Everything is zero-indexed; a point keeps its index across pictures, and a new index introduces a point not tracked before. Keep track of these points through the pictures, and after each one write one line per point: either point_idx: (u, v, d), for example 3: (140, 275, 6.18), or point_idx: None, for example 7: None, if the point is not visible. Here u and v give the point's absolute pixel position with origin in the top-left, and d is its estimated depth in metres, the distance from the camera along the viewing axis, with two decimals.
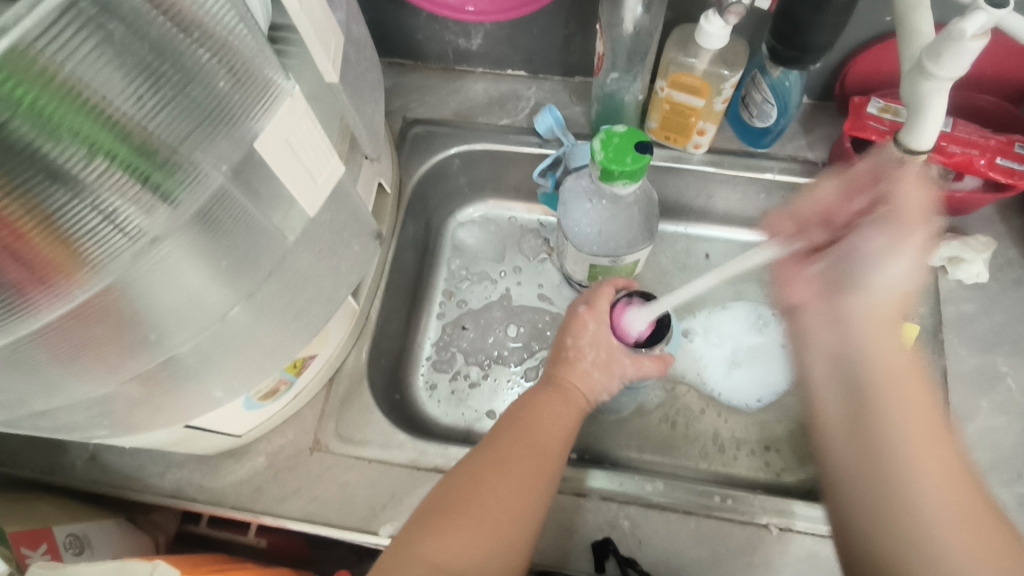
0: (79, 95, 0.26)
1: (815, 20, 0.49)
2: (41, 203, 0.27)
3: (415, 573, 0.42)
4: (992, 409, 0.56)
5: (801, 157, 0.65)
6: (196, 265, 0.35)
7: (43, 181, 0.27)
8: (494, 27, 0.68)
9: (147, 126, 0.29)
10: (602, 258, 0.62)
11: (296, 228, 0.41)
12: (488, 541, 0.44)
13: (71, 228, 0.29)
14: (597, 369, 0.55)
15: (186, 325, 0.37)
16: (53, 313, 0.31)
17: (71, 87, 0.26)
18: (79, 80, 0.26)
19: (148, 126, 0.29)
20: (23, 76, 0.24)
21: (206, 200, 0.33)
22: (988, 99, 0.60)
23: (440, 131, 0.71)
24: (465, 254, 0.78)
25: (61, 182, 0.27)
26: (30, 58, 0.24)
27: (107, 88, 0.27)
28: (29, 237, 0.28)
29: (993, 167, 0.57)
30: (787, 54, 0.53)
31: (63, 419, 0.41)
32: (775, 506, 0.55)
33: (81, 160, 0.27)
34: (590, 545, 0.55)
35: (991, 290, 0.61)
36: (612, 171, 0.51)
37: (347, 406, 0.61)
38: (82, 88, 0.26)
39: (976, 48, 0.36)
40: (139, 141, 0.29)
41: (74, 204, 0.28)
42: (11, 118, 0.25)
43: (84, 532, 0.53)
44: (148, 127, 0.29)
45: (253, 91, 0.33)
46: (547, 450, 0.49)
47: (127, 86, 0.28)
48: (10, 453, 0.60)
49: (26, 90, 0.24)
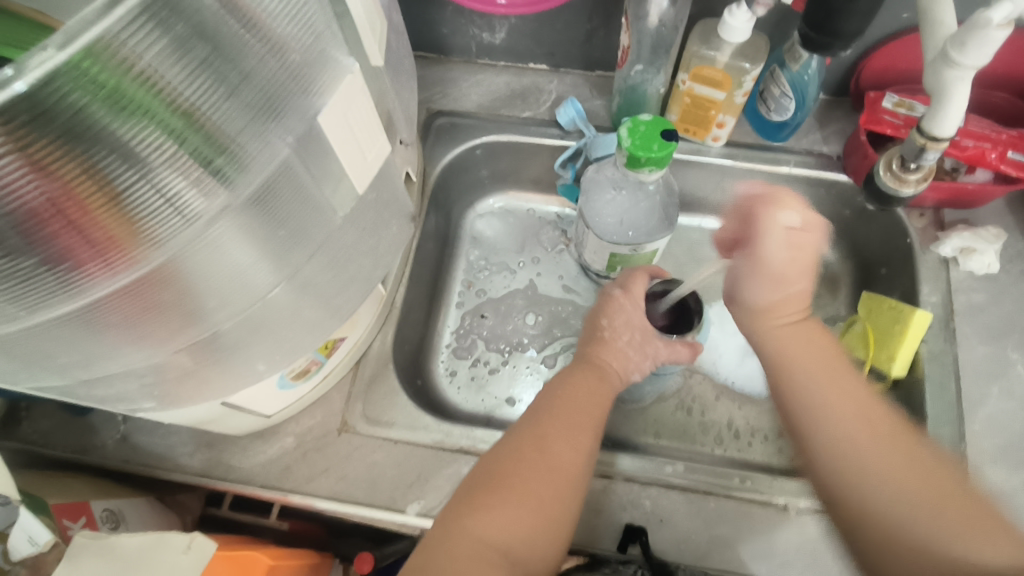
0: (152, 83, 0.28)
1: (847, 8, 0.50)
2: (110, 181, 0.28)
3: (464, 549, 0.44)
4: (1002, 394, 0.57)
5: (816, 151, 0.67)
6: (247, 243, 0.36)
7: (113, 160, 0.28)
8: (519, 21, 0.69)
9: (208, 112, 0.30)
10: (622, 246, 0.63)
11: (345, 206, 0.42)
12: (531, 518, 0.46)
13: (136, 208, 0.30)
14: (632, 350, 0.57)
15: (233, 300, 0.39)
16: (114, 284, 0.32)
17: (146, 75, 0.27)
18: (154, 69, 0.27)
19: (209, 112, 0.30)
20: (105, 65, 0.26)
21: (265, 178, 0.35)
22: (999, 96, 0.62)
23: (464, 123, 0.73)
24: (484, 245, 0.79)
25: (130, 163, 0.29)
26: (112, 49, 0.25)
27: (176, 78, 0.28)
28: (93, 213, 0.29)
29: (1004, 159, 0.59)
30: (820, 40, 0.54)
31: (114, 389, 0.42)
32: (793, 488, 0.57)
33: (150, 142, 0.29)
34: (622, 527, 0.56)
35: (1002, 280, 0.62)
36: (639, 158, 0.52)
37: (373, 389, 0.63)
38: (155, 79, 0.28)
39: (1000, 37, 0.38)
40: (203, 125, 0.30)
41: (140, 185, 0.29)
42: (91, 103, 0.26)
43: (118, 507, 0.55)
44: (209, 113, 0.30)
45: (309, 78, 0.34)
46: (583, 427, 0.51)
47: (194, 76, 0.29)
48: (42, 433, 0.61)
49: (107, 77, 0.26)
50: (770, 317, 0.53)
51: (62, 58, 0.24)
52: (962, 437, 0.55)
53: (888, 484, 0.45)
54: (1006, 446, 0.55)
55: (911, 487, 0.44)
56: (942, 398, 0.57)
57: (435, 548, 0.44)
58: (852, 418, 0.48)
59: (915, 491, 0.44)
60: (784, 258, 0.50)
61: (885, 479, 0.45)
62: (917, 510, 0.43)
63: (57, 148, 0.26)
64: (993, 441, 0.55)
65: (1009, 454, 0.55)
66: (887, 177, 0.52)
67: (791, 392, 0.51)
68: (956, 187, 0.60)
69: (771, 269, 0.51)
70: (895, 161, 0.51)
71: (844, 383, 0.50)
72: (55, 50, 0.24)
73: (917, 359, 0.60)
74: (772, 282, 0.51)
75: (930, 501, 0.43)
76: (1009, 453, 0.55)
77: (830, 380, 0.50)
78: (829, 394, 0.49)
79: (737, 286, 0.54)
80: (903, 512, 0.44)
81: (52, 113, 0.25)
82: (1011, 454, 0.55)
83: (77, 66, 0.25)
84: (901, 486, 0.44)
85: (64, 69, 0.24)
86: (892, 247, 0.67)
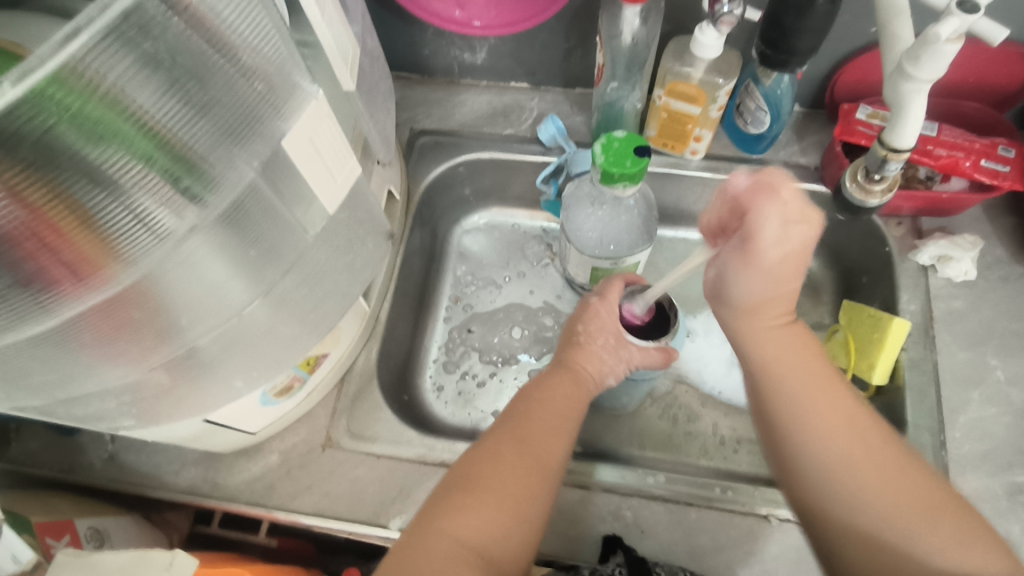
0: (121, 106, 0.29)
1: (798, 26, 0.52)
2: (80, 202, 0.29)
3: (440, 548, 0.44)
4: (982, 400, 0.57)
5: (794, 162, 0.68)
6: (220, 259, 0.37)
7: (82, 181, 0.29)
8: (498, 42, 0.71)
9: (177, 133, 0.32)
10: (603, 260, 0.65)
11: (317, 224, 0.43)
12: (507, 518, 0.46)
13: (109, 228, 0.31)
14: (607, 353, 0.57)
15: (210, 315, 0.40)
16: (89, 303, 0.33)
17: (115, 98, 0.28)
18: (121, 92, 0.28)
19: (178, 133, 0.32)
20: (74, 90, 0.27)
21: (234, 197, 0.36)
22: (971, 105, 0.63)
23: (447, 141, 0.74)
24: (470, 260, 0.80)
25: (102, 185, 0.30)
26: (79, 73, 0.27)
27: (144, 100, 0.29)
28: (66, 233, 0.30)
29: (978, 168, 0.59)
30: (775, 58, 0.56)
31: (94, 408, 0.43)
32: (774, 497, 0.57)
33: (121, 164, 0.30)
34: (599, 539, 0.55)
35: (980, 287, 0.63)
36: (612, 173, 0.53)
37: (357, 404, 0.63)
38: (122, 101, 0.29)
39: (952, 51, 0.39)
40: (173, 146, 0.32)
41: (110, 203, 0.30)
42: (60, 126, 0.27)
43: (103, 526, 0.55)
44: (178, 134, 0.32)
45: (277, 97, 0.36)
46: (558, 430, 0.52)
47: (162, 97, 0.30)
48: (29, 454, 0.62)
49: (75, 101, 0.27)
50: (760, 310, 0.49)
51: (31, 84, 0.25)
52: (943, 444, 0.55)
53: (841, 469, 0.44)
54: (987, 453, 0.55)
55: (874, 480, 0.44)
56: (922, 405, 0.57)
57: (410, 545, 0.44)
58: (826, 407, 0.46)
59: (876, 486, 0.43)
60: (776, 249, 0.44)
61: (851, 473, 0.44)
62: (894, 520, 0.42)
63: (32, 171, 0.27)
64: (973, 448, 0.55)
65: (991, 461, 0.55)
66: (853, 186, 0.53)
67: (765, 375, 0.49)
68: (932, 196, 0.61)
69: (767, 259, 0.45)
70: (860, 172, 0.52)
71: (808, 365, 0.48)
72: (21, 78, 0.25)
73: (897, 367, 0.60)
74: (760, 270, 0.46)
75: (890, 496, 0.43)
76: (991, 459, 0.55)
77: (814, 383, 0.47)
78: (795, 375, 0.48)
79: (721, 279, 0.48)
80: (847, 481, 0.44)
81: (24, 137, 0.26)
82: (992, 461, 0.55)
83: (42, 93, 0.26)
84: (862, 476, 0.44)
85: (31, 96, 0.25)
86: (871, 257, 0.68)
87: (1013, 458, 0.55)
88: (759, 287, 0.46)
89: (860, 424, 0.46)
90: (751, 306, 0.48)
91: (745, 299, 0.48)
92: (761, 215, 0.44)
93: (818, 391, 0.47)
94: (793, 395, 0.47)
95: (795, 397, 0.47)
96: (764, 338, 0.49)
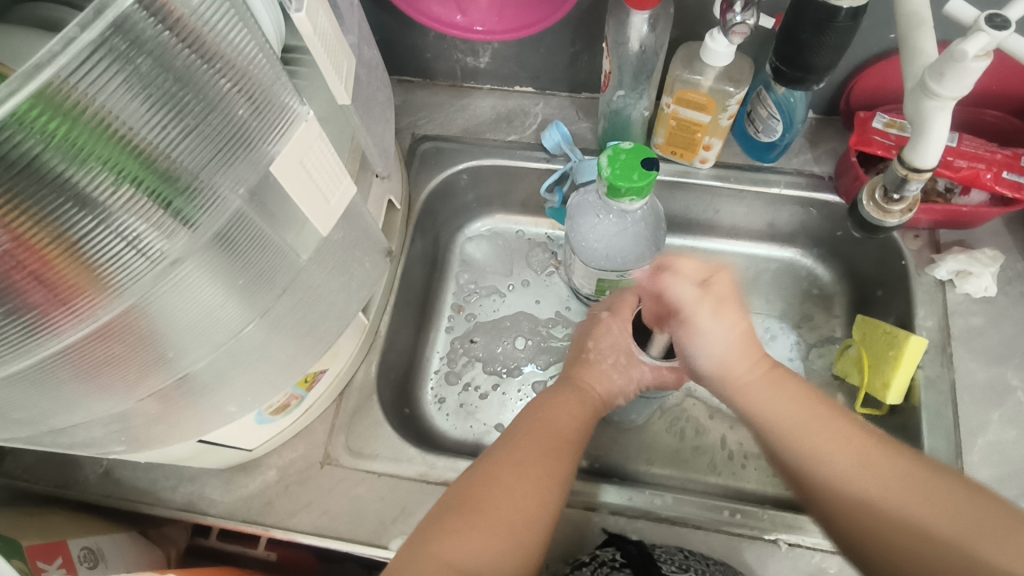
0: (108, 127, 0.27)
1: (817, 42, 0.50)
2: (66, 228, 0.28)
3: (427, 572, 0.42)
4: (1002, 421, 0.55)
5: (807, 171, 0.66)
6: (213, 284, 0.36)
7: (69, 207, 0.27)
8: (501, 46, 0.69)
9: (170, 153, 0.30)
10: (609, 272, 0.62)
11: (310, 246, 0.42)
12: (500, 543, 0.44)
13: (98, 254, 0.29)
14: (616, 372, 0.56)
15: (203, 342, 0.38)
16: (76, 335, 0.32)
17: (100, 118, 0.27)
18: (108, 112, 0.27)
19: (171, 153, 0.30)
20: (57, 111, 0.25)
21: (224, 222, 0.34)
22: (993, 114, 0.61)
23: (450, 147, 0.72)
24: (473, 268, 0.79)
25: (90, 209, 0.28)
26: (63, 94, 0.25)
27: (132, 118, 0.28)
28: (53, 261, 0.28)
29: (1000, 180, 0.57)
30: (791, 74, 0.54)
31: (83, 435, 0.41)
32: (785, 521, 0.55)
33: (107, 186, 0.28)
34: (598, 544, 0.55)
35: (1000, 303, 0.60)
36: (618, 187, 0.51)
37: (357, 420, 0.62)
38: (109, 120, 0.27)
39: (979, 68, 0.36)
40: (164, 166, 0.30)
41: (99, 229, 0.29)
42: (42, 150, 0.25)
43: (97, 545, 0.54)
44: (171, 154, 0.30)
45: (272, 112, 0.34)
46: (561, 452, 0.50)
47: (152, 117, 0.29)
48: (25, 468, 0.61)
49: (58, 123, 0.25)
50: (726, 370, 0.51)
51: (9, 108, 0.23)
52: (960, 467, 0.54)
53: (884, 509, 0.43)
54: (1006, 477, 0.53)
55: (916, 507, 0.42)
56: (939, 426, 0.55)
57: (402, 568, 0.42)
58: (838, 450, 0.45)
59: (920, 512, 0.42)
60: (699, 307, 0.49)
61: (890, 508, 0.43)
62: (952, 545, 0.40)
63: (16, 198, 0.26)
64: (992, 472, 0.53)
65: (1011, 485, 0.53)
66: (871, 205, 0.51)
67: (774, 432, 0.48)
68: (952, 209, 0.59)
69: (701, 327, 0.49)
70: (878, 190, 0.50)
71: (819, 416, 0.48)
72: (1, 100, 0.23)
73: (913, 387, 0.58)
74: (714, 315, 0.50)
75: (939, 517, 0.41)
76: (1011, 483, 0.53)
77: (829, 432, 0.47)
78: (795, 417, 0.48)
79: (683, 349, 0.52)
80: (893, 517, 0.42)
81: (5, 163, 0.25)
82: (1013, 485, 0.53)
83: (23, 115, 0.24)
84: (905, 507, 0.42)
85: (10, 120, 0.24)
86: (886, 269, 0.65)
87: None
88: (718, 337, 0.50)
89: (873, 455, 0.45)
90: (721, 362, 0.50)
91: (713, 355, 0.51)
92: (676, 288, 0.50)
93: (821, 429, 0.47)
94: (807, 450, 0.46)
95: (817, 449, 0.46)
96: (750, 393, 0.50)
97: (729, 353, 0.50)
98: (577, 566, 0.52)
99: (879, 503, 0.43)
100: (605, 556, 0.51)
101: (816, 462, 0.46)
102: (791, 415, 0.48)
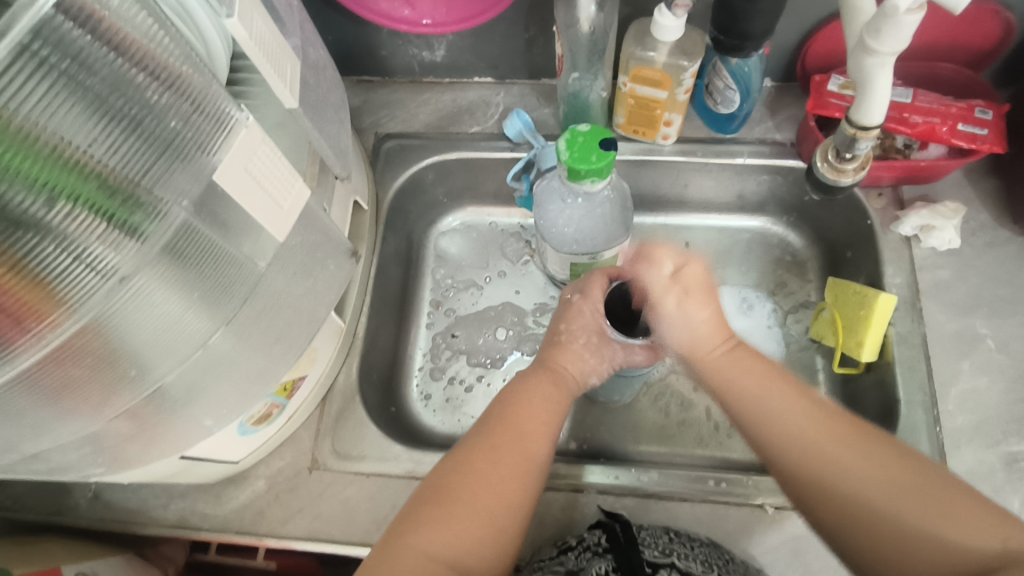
0: (38, 141, 0.27)
1: (750, 8, 0.52)
2: (10, 248, 0.27)
3: (410, 565, 0.42)
4: (974, 370, 0.56)
5: (769, 139, 0.66)
6: (169, 297, 0.36)
7: (10, 229, 0.27)
8: (456, 38, 0.69)
9: (106, 164, 0.30)
10: (581, 255, 0.62)
11: (267, 253, 0.42)
12: (478, 526, 0.45)
13: (44, 271, 0.29)
14: (588, 352, 0.57)
15: (167, 355, 0.38)
16: (32, 358, 0.31)
17: (28, 132, 0.26)
18: (35, 125, 0.26)
19: (107, 164, 0.30)
20: None
21: (172, 233, 0.34)
22: (947, 67, 0.61)
23: (413, 144, 0.72)
24: (449, 263, 0.79)
25: (32, 229, 0.28)
26: None
27: (63, 128, 0.28)
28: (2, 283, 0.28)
29: (956, 132, 0.58)
30: (728, 42, 0.55)
31: (57, 460, 0.42)
32: (770, 486, 0.56)
33: (46, 204, 0.28)
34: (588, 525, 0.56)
35: (966, 254, 0.61)
36: (579, 170, 0.51)
37: (342, 423, 0.62)
38: (38, 132, 0.27)
39: (914, 21, 0.37)
40: (103, 177, 0.30)
41: (43, 247, 0.28)
42: None
43: (93, 569, 0.54)
44: (107, 164, 0.30)
45: (210, 115, 0.34)
46: (537, 434, 0.51)
47: (83, 127, 0.28)
48: (15, 498, 0.61)
49: None
50: (700, 345, 0.53)
51: None
52: (936, 418, 0.54)
53: (826, 457, 0.44)
54: (980, 424, 0.54)
55: (856, 461, 0.43)
56: (913, 380, 0.56)
57: (380, 565, 0.42)
58: (788, 407, 0.47)
59: (857, 462, 0.43)
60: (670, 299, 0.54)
61: (828, 458, 0.44)
62: (885, 494, 0.41)
63: None
64: (967, 420, 0.54)
65: (986, 432, 0.54)
66: (825, 166, 0.51)
67: (730, 393, 0.51)
68: (910, 164, 0.59)
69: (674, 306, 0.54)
70: (830, 152, 0.51)
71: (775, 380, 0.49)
72: None
73: (886, 343, 0.59)
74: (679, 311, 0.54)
75: (878, 473, 0.42)
76: (985, 430, 0.54)
77: (779, 392, 0.48)
78: (751, 382, 0.50)
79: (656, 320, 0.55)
80: (836, 468, 0.43)
81: None
82: (987, 432, 0.54)
83: None
84: (847, 460, 0.43)
85: None
86: (854, 230, 0.66)
87: (1008, 427, 0.54)
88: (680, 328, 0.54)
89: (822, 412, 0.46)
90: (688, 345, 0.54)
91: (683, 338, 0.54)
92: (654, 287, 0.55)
93: (778, 393, 0.48)
94: (763, 406, 0.48)
95: (768, 401, 0.48)
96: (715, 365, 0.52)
97: (689, 332, 0.54)
98: (564, 550, 0.52)
99: (819, 458, 0.44)
100: (590, 540, 0.52)
101: (763, 411, 0.48)
102: (746, 379, 0.50)
